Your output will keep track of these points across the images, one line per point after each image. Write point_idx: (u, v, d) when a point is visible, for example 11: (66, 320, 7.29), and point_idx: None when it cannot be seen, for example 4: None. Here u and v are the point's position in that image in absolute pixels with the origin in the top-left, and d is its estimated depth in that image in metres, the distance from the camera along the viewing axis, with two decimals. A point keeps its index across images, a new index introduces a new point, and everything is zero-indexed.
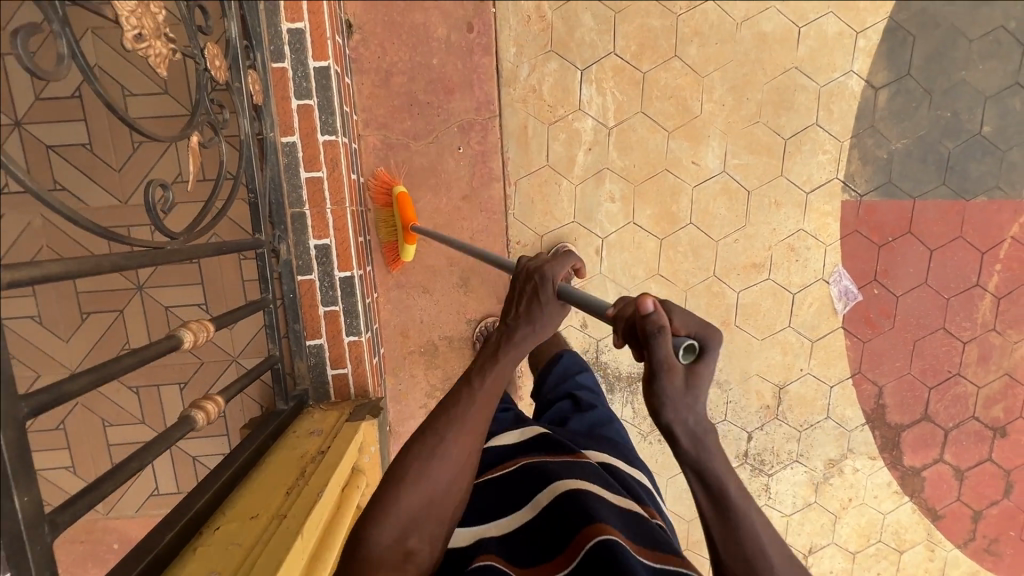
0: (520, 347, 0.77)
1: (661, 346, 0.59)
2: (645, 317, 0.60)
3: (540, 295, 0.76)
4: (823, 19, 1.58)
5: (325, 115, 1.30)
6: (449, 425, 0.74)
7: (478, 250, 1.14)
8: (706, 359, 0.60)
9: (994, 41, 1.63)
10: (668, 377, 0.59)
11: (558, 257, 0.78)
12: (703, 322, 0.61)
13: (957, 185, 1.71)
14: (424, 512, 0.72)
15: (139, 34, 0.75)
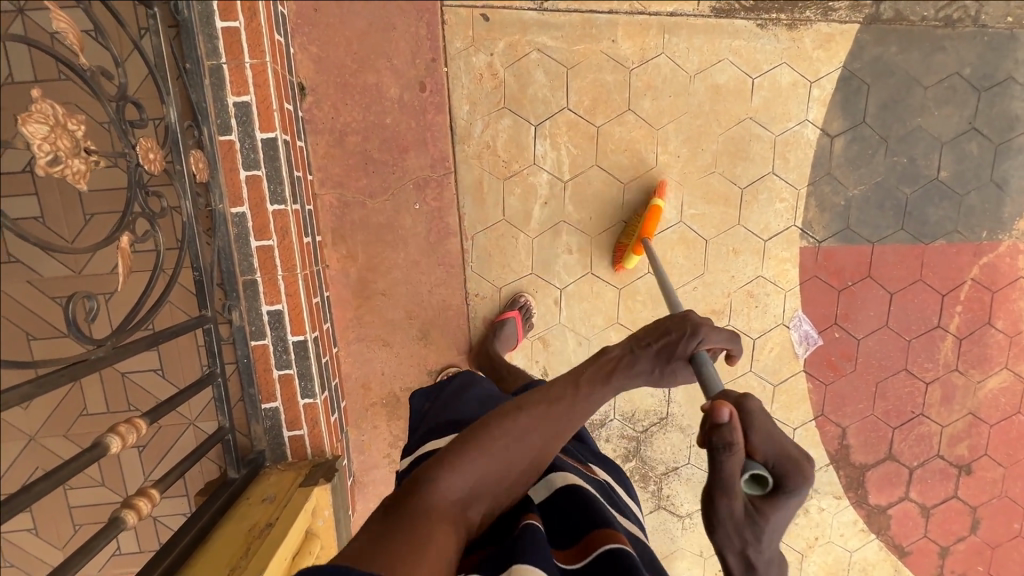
0: (637, 379, 0.83)
1: (727, 463, 0.62)
2: (715, 428, 0.62)
3: (677, 349, 0.81)
4: (776, 70, 1.59)
5: (274, 185, 1.32)
6: (539, 415, 0.80)
7: (653, 292, 1.19)
8: (777, 494, 0.62)
9: (949, 87, 1.64)
10: (727, 500, 0.62)
11: (715, 328, 0.82)
12: (788, 457, 0.62)
13: (915, 230, 1.72)
14: (489, 483, 0.77)
15: (54, 157, 0.77)
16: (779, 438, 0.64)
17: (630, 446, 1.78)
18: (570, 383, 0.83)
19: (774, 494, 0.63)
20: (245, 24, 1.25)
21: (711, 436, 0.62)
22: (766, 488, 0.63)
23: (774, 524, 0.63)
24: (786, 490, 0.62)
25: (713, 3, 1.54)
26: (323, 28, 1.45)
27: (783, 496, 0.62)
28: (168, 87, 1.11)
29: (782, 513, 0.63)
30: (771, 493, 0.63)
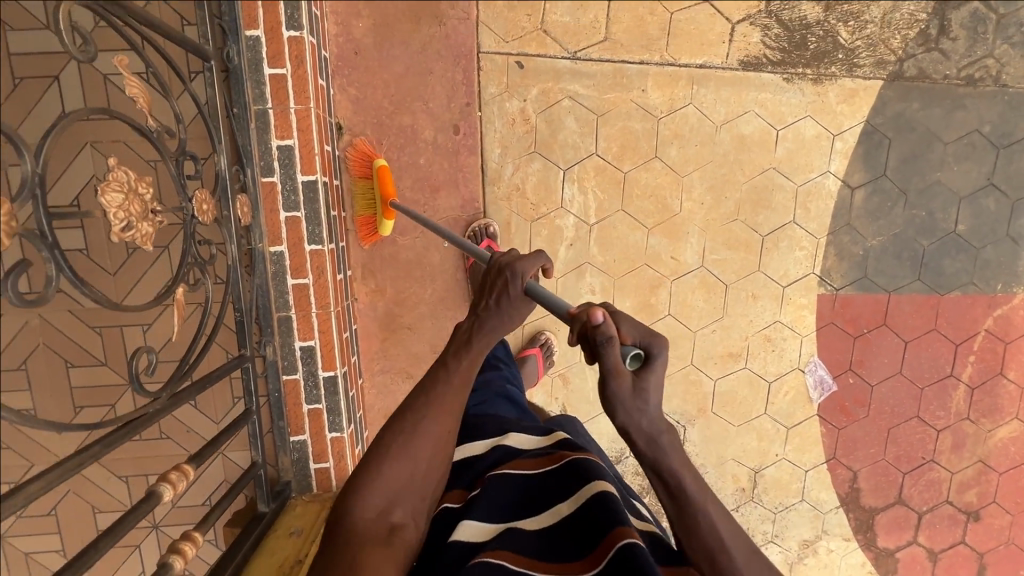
0: (493, 332, 0.84)
1: (609, 353, 0.68)
2: (595, 326, 0.69)
3: (508, 290, 0.83)
4: (801, 122, 1.62)
5: (312, 226, 1.36)
6: (421, 409, 0.82)
7: (449, 232, 1.14)
8: (652, 363, 0.70)
9: (969, 144, 1.67)
10: (616, 380, 0.69)
11: (527, 256, 0.84)
12: (647, 332, 0.71)
13: (931, 281, 1.75)
14: (403, 490, 0.81)
15: (127, 224, 0.80)
16: (639, 322, 0.72)
17: (644, 483, 1.80)
18: (438, 364, 0.84)
19: (650, 362, 0.70)
20: (292, 71, 1.28)
21: (590, 334, 0.69)
22: (642, 360, 0.71)
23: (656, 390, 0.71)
24: (653, 358, 0.71)
25: (741, 57, 1.57)
26: (363, 70, 1.49)
27: (654, 363, 0.70)
28: (220, 136, 1.15)
29: (659, 379, 0.71)
30: (645, 363, 0.71)
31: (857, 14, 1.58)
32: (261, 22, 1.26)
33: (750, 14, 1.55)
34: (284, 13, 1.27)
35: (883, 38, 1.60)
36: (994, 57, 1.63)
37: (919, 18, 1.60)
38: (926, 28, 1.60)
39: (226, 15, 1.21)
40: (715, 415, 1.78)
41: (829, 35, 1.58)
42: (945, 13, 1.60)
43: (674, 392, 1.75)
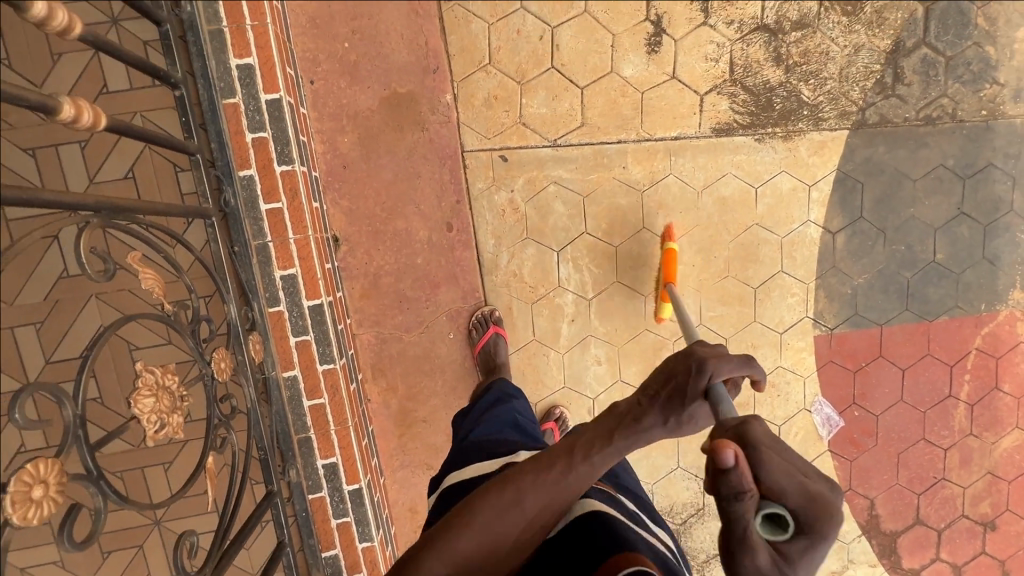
0: (651, 434, 0.76)
1: (741, 509, 0.59)
2: (724, 473, 0.58)
3: (689, 388, 0.73)
4: (777, 178, 1.69)
5: (322, 346, 1.38)
6: (531, 483, 0.78)
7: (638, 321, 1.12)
8: (798, 539, 0.60)
9: (936, 178, 1.76)
10: (750, 555, 0.60)
11: (724, 358, 0.73)
12: (812, 500, 0.59)
13: (919, 309, 1.81)
14: (493, 548, 0.78)
15: (160, 423, 0.83)
16: (802, 484, 0.59)
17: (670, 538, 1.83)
18: (563, 450, 0.79)
19: (794, 537, 0.60)
20: (287, 203, 1.32)
21: (719, 483, 0.59)
22: (788, 530, 0.60)
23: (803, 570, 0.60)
24: (814, 534, 0.59)
25: (713, 125, 1.64)
26: (353, 183, 1.53)
27: (806, 540, 0.59)
28: (227, 284, 1.19)
29: (807, 564, 0.60)
30: (790, 537, 0.60)
31: (816, 72, 1.66)
32: (253, 161, 1.30)
33: (716, 84, 1.62)
34: (274, 150, 1.31)
35: (843, 92, 1.68)
36: (948, 96, 1.72)
37: (874, 68, 1.68)
38: (882, 77, 1.69)
39: (220, 161, 1.25)
40: None
41: (792, 94, 1.66)
42: (897, 61, 1.68)
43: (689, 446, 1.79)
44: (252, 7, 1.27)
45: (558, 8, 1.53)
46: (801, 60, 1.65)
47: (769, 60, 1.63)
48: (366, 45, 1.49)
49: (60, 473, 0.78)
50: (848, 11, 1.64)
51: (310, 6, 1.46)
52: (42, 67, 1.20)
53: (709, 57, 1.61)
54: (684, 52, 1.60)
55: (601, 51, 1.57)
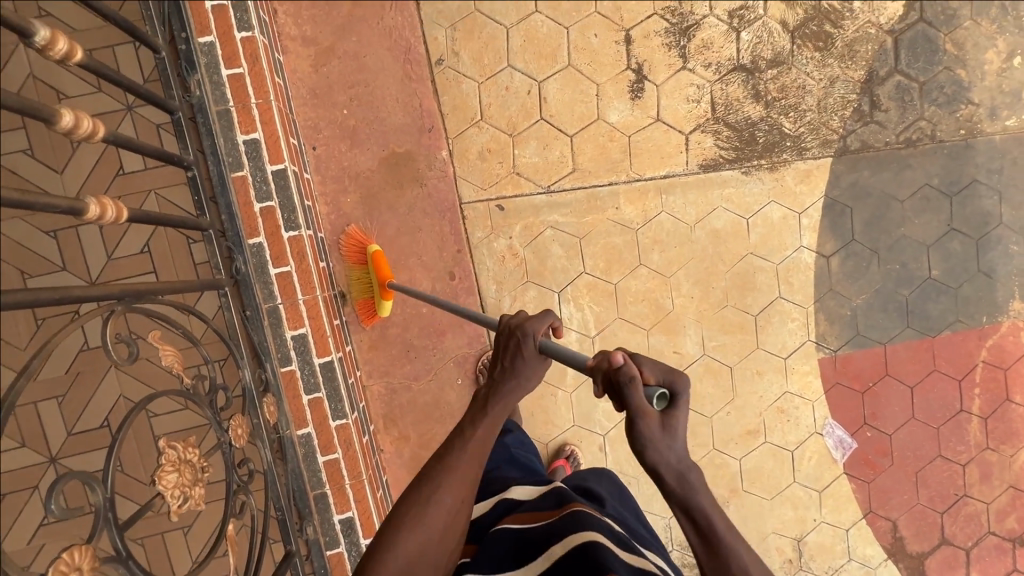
0: (507, 398, 0.81)
1: (634, 394, 0.67)
2: (616, 368, 0.69)
3: (522, 351, 0.81)
4: (766, 208, 1.74)
5: (334, 402, 1.42)
6: (437, 481, 0.78)
7: (455, 304, 1.13)
8: (678, 402, 0.67)
9: (923, 197, 1.80)
10: (643, 421, 0.66)
11: (536, 315, 0.82)
12: (669, 370, 0.69)
13: (921, 325, 1.83)
14: (419, 558, 0.76)
15: (183, 495, 0.87)
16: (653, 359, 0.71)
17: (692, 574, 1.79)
18: (454, 437, 0.81)
19: (676, 406, 0.67)
20: (296, 266, 1.38)
21: (613, 377, 0.69)
22: (669, 401, 0.68)
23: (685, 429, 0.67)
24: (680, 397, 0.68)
25: (700, 161, 1.70)
26: None
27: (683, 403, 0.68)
28: (241, 350, 1.22)
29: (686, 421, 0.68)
30: (671, 404, 0.68)
31: (795, 106, 1.73)
32: (261, 229, 1.36)
33: (700, 123, 1.69)
34: (282, 217, 1.37)
35: (823, 122, 1.74)
36: (925, 119, 1.78)
37: (851, 98, 1.75)
38: (859, 105, 1.75)
39: (230, 231, 1.30)
40: (747, 493, 1.81)
41: (774, 128, 1.72)
42: (872, 90, 1.75)
43: None
44: (257, 87, 1.36)
45: (543, 64, 1.62)
46: (779, 95, 1.72)
47: (748, 97, 1.71)
48: (364, 110, 1.57)
49: (93, 556, 0.81)
50: (820, 47, 1.72)
51: (310, 79, 1.55)
52: (63, 155, 1.33)
53: (690, 99, 1.68)
54: (666, 96, 1.68)
55: (587, 100, 1.65)
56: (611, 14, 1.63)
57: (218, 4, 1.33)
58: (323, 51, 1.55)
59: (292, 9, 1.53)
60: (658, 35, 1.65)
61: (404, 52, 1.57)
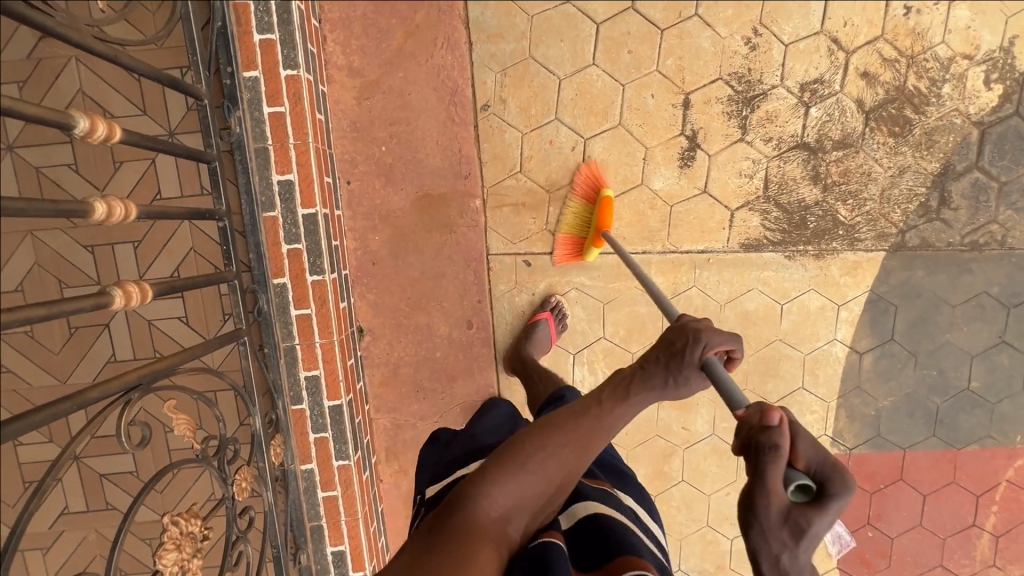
0: (652, 393, 0.83)
1: (773, 467, 0.63)
2: (766, 428, 0.66)
3: (686, 355, 0.82)
4: (804, 295, 1.66)
5: (339, 444, 1.45)
6: (568, 435, 0.82)
7: (653, 291, 1.21)
8: (823, 504, 0.63)
9: (978, 305, 1.68)
10: (768, 505, 0.63)
11: (722, 335, 0.83)
12: (829, 464, 0.64)
13: (947, 436, 1.75)
14: (528, 500, 0.79)
15: (180, 567, 0.92)
16: (822, 448, 0.66)
17: None
18: (593, 398, 0.84)
19: (823, 503, 0.62)
20: (316, 310, 1.39)
21: (759, 437, 0.65)
22: (811, 497, 0.64)
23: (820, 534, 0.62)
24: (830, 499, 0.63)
25: (741, 240, 1.62)
26: (380, 278, 1.59)
27: (827, 508, 0.62)
28: (253, 400, 1.25)
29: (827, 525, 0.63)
30: (816, 500, 0.63)
31: (855, 193, 1.61)
32: (287, 270, 1.37)
33: (749, 200, 1.60)
34: (307, 261, 1.38)
35: (883, 213, 1.63)
36: (997, 223, 1.64)
37: (918, 191, 1.62)
38: (926, 200, 1.63)
39: (256, 269, 1.33)
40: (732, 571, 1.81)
41: (828, 214, 1.62)
42: (944, 185, 1.62)
43: (691, 551, 1.77)
44: (297, 127, 1.33)
45: (592, 120, 1.54)
46: (841, 180, 1.61)
47: (806, 177, 1.60)
48: (402, 149, 1.54)
49: None
50: (895, 132, 1.59)
51: (352, 111, 1.52)
52: (105, 174, 1.36)
53: (743, 173, 1.59)
54: (717, 168, 1.58)
55: (633, 163, 1.57)
56: (672, 75, 1.53)
57: (267, 38, 1.30)
58: (368, 84, 1.51)
59: (342, 36, 1.49)
60: (719, 102, 1.55)
61: (450, 93, 1.52)
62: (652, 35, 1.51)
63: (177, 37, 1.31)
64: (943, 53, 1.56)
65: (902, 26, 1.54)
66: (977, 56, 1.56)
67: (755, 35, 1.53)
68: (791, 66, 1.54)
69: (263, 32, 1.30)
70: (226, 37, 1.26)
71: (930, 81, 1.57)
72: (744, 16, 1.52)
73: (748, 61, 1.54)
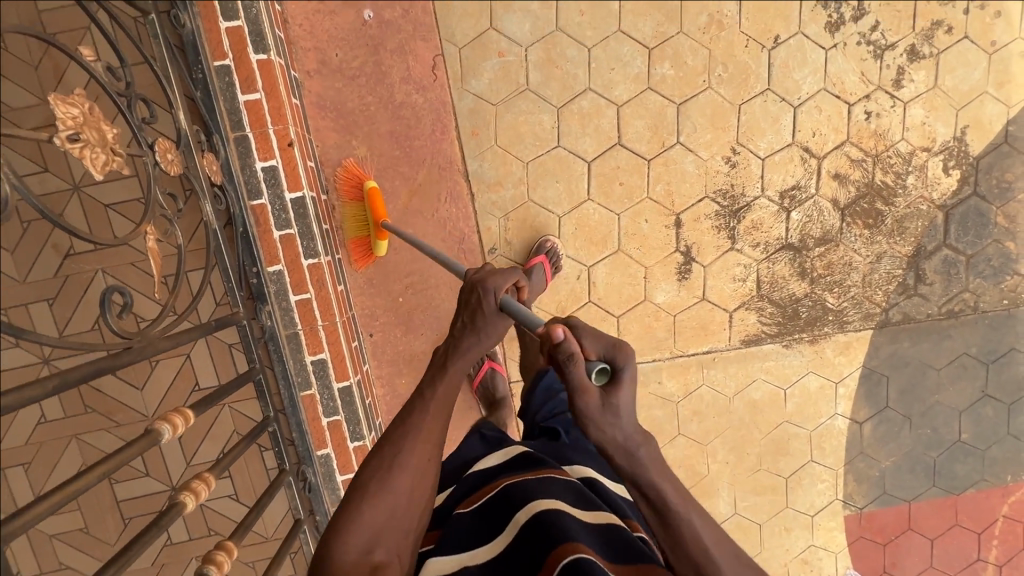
0: (470, 354, 0.83)
1: (574, 369, 0.69)
2: (557, 345, 0.70)
3: (484, 306, 0.83)
4: (804, 378, 1.79)
5: None
6: (408, 438, 0.79)
7: (442, 259, 1.17)
8: (619, 376, 0.69)
9: (960, 365, 1.83)
10: (585, 398, 0.68)
11: (498, 271, 0.85)
12: (612, 345, 0.71)
13: (946, 484, 1.90)
14: (386, 527, 0.75)
15: None
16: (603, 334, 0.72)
17: None
18: (410, 404, 0.82)
19: (619, 377, 0.69)
20: None
21: (554, 354, 0.71)
22: (609, 374, 0.70)
23: (627, 405, 0.69)
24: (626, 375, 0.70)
25: (742, 337, 1.75)
26: None
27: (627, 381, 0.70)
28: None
29: (631, 391, 0.70)
30: (614, 377, 0.70)
31: (840, 282, 1.74)
32: (329, 440, 1.45)
33: (744, 301, 1.73)
34: (348, 429, 1.46)
35: (866, 296, 1.76)
36: (969, 291, 1.79)
37: (896, 273, 1.76)
38: (904, 279, 1.77)
39: (300, 447, 1.40)
40: None
41: (817, 303, 1.75)
42: (918, 264, 1.76)
43: None
44: (324, 309, 1.41)
45: (592, 249, 1.64)
46: (826, 272, 1.74)
47: (794, 274, 1.73)
48: (419, 297, 1.62)
49: None
50: (869, 224, 1.72)
51: (367, 269, 1.59)
52: (142, 373, 1.42)
53: (737, 277, 1.71)
54: (712, 276, 1.70)
55: (635, 281, 1.68)
56: (662, 199, 1.64)
57: (286, 233, 1.36)
58: None
59: None
60: (708, 218, 1.67)
61: (458, 243, 1.60)
62: (639, 165, 1.61)
63: (198, 239, 1.33)
64: (904, 149, 1.69)
65: (865, 129, 1.67)
66: (934, 147, 1.70)
67: (734, 154, 1.64)
68: (769, 178, 1.66)
69: (282, 228, 1.36)
70: (250, 241, 1.31)
71: (895, 175, 1.71)
72: (721, 138, 1.63)
73: (730, 177, 1.65)
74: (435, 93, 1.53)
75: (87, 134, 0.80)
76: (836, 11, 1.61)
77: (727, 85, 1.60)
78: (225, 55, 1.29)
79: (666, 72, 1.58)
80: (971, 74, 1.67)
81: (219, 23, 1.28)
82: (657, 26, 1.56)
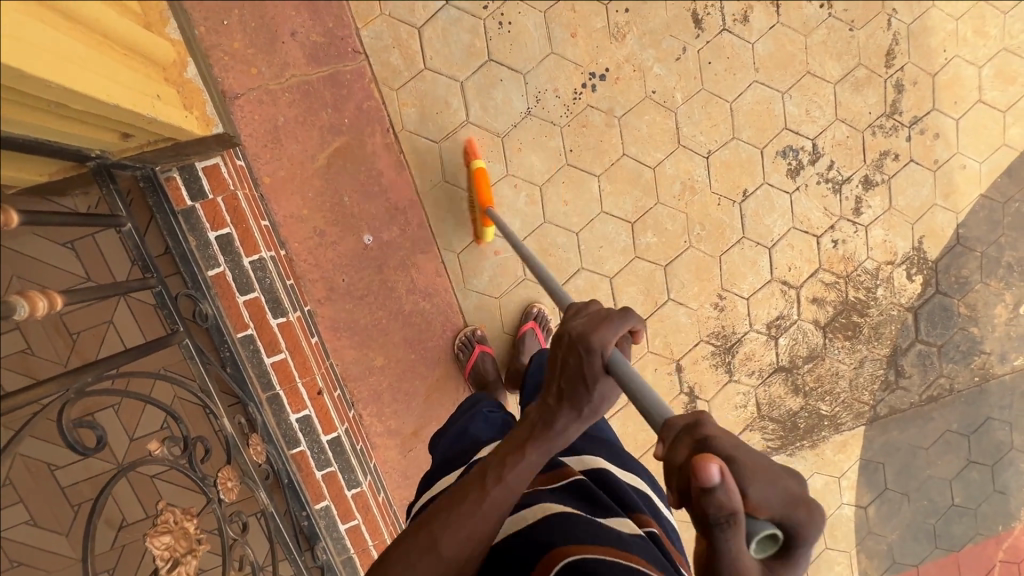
0: (578, 416, 0.70)
1: (733, 536, 0.48)
2: (708, 495, 0.47)
3: (591, 368, 0.66)
4: (810, 480, 1.95)
5: None
6: (502, 473, 0.75)
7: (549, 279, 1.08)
8: (792, 539, 0.50)
9: (945, 440, 2.02)
10: (742, 569, 0.50)
11: (615, 320, 0.67)
12: (789, 497, 0.49)
13: (947, 544, 2.07)
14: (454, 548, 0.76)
15: None
16: (774, 477, 0.49)
17: None
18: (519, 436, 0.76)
19: (789, 540, 0.50)
20: None
21: (704, 509, 0.47)
22: (778, 540, 0.50)
23: (795, 561, 0.52)
24: (798, 536, 0.50)
25: None
26: None
27: (801, 548, 0.51)
28: None
29: (801, 550, 0.51)
30: (784, 541, 0.50)
31: (830, 391, 1.90)
32: None
33: (748, 423, 1.88)
34: None
35: (855, 398, 1.93)
36: (944, 376, 1.97)
37: (878, 373, 1.92)
38: (886, 377, 1.93)
39: None
40: None
41: (812, 412, 1.91)
42: (897, 361, 1.93)
43: None
44: (373, 530, 1.50)
45: None
46: (816, 385, 1.89)
47: (789, 392, 1.88)
48: None
49: None
50: (849, 335, 1.88)
51: (399, 464, 1.68)
52: None
53: (738, 405, 1.86)
54: (717, 409, 1.85)
55: (647, 426, 1.82)
56: (662, 350, 1.77)
57: (327, 470, 1.45)
58: (407, 438, 1.67)
59: (375, 409, 1.64)
60: (705, 358, 1.80)
61: None
62: None
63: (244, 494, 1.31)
64: (870, 265, 1.85)
65: (834, 255, 1.82)
66: (896, 259, 1.86)
67: (721, 299, 1.77)
68: (755, 313, 1.80)
69: (323, 467, 1.45)
70: (296, 488, 1.40)
71: (866, 290, 1.86)
72: (707, 288, 1.76)
73: (720, 320, 1.78)
74: (441, 298, 1.62)
75: (177, 549, 0.95)
76: (795, 158, 1.74)
77: (707, 242, 1.73)
78: (246, 325, 1.36)
79: (650, 241, 1.70)
80: (920, 191, 1.83)
81: (236, 298, 1.35)
82: (635, 201, 1.67)
